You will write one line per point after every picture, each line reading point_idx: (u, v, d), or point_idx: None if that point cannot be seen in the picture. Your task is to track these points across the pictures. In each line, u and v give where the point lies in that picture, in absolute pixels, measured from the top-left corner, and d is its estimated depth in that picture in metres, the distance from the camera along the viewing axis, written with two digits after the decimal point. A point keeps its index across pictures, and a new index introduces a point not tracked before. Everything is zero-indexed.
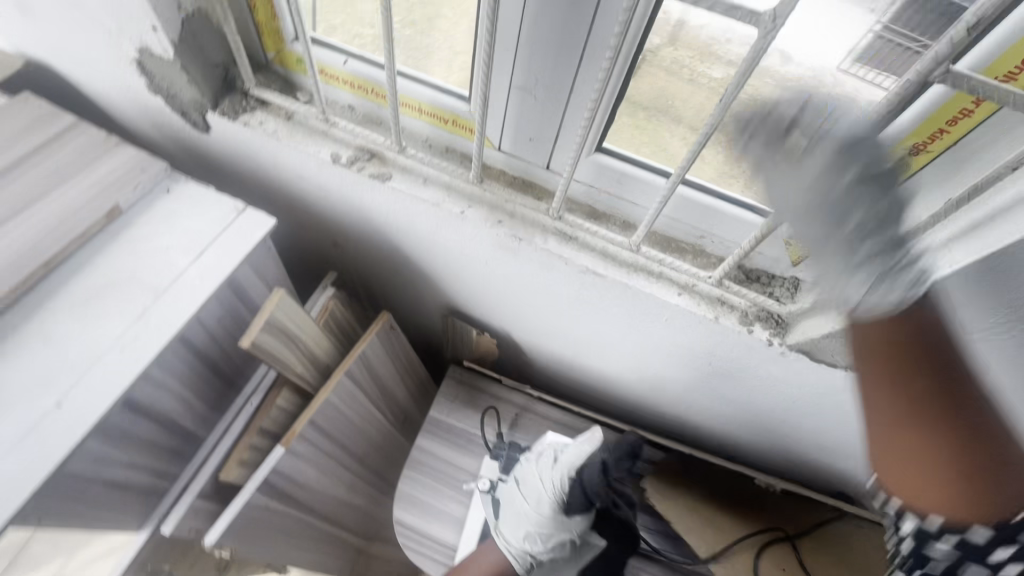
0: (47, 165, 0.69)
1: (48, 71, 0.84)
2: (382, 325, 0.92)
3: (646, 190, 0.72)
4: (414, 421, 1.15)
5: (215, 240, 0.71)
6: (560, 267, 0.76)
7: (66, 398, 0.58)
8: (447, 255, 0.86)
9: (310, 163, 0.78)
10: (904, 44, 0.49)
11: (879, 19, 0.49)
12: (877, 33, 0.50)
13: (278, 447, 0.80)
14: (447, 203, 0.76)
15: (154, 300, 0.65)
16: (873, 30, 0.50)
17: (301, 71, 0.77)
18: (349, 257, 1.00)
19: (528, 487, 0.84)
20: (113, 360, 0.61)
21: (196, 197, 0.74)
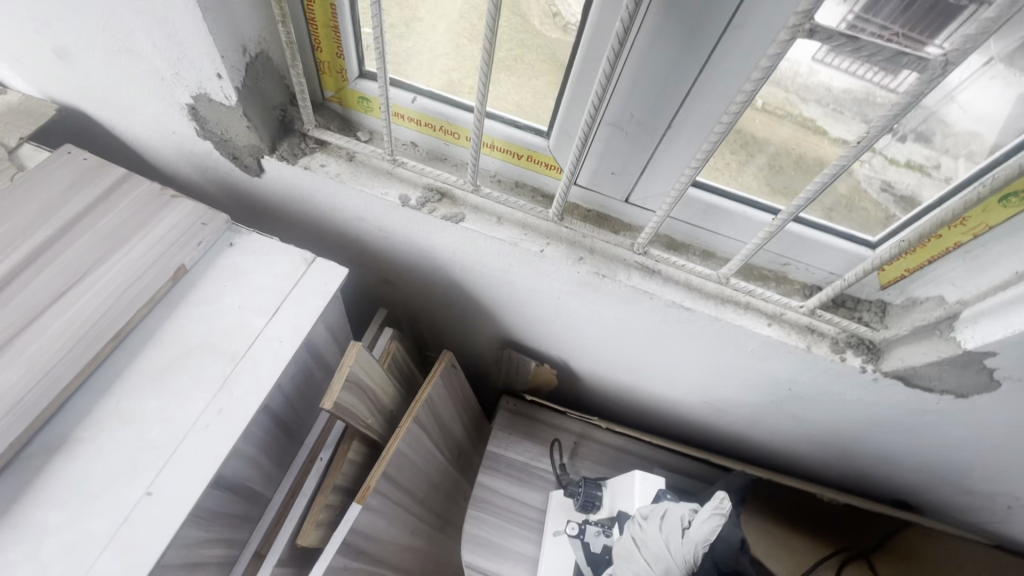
0: (103, 225, 0.64)
1: (81, 117, 0.78)
2: (445, 364, 0.90)
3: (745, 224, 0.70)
4: (468, 455, 1.12)
5: (288, 296, 0.66)
6: (644, 302, 0.74)
7: (156, 484, 0.53)
8: (515, 291, 0.83)
9: (376, 206, 0.74)
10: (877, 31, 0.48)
11: (852, 6, 0.47)
12: (849, 24, 0.48)
13: (355, 505, 0.76)
14: (525, 241, 0.72)
15: (234, 367, 0.61)
16: (846, 19, 0.48)
17: (365, 109, 0.73)
18: (400, 293, 0.96)
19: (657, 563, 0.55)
20: (201, 437, 0.56)
21: (262, 249, 0.69)
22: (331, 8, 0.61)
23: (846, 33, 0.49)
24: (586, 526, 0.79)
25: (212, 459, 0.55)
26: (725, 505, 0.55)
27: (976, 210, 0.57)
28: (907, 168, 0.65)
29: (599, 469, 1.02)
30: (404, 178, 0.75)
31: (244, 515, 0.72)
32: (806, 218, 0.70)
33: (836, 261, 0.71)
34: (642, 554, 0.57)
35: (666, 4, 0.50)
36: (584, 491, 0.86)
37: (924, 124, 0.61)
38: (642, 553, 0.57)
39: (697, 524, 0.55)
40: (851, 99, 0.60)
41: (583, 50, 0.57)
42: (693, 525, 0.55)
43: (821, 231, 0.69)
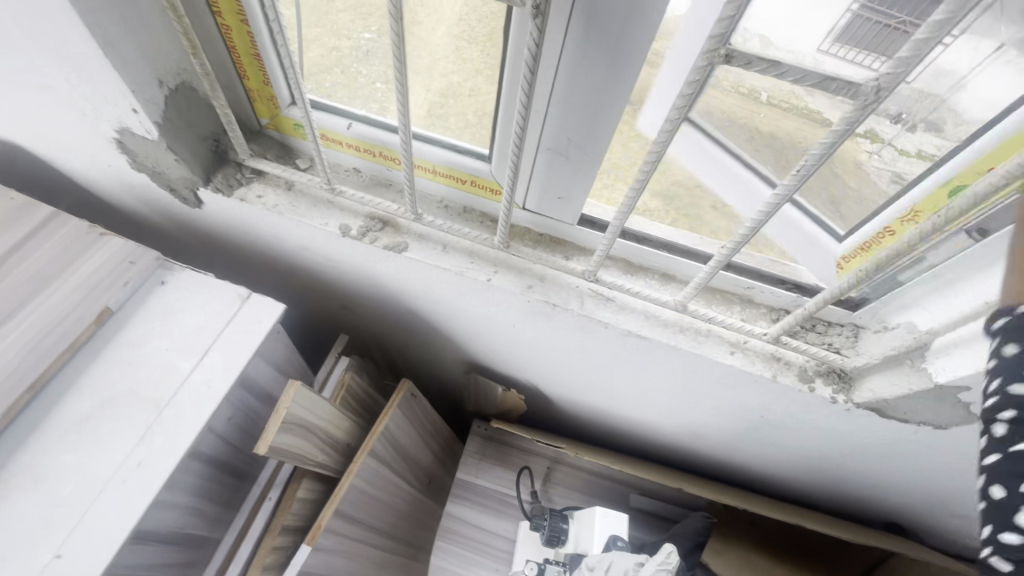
0: (25, 268, 0.62)
1: (18, 150, 0.76)
2: (404, 393, 0.87)
3: (718, 202, 0.65)
4: (440, 480, 1.09)
5: (220, 336, 0.64)
6: (599, 330, 0.70)
7: (67, 546, 0.51)
8: (469, 318, 0.79)
9: (317, 236, 0.72)
10: (881, 20, 0.42)
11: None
12: (855, 12, 0.43)
13: (305, 546, 0.73)
14: (471, 270, 0.69)
15: (158, 416, 0.58)
16: (850, 8, 0.43)
17: (301, 136, 0.70)
18: (360, 319, 0.93)
19: None
20: (119, 493, 0.54)
21: (195, 286, 0.67)
22: (250, 36, 0.58)
23: (851, 24, 0.44)
24: (547, 565, 0.75)
25: (128, 517, 0.53)
26: (671, 560, 0.51)
27: (927, 202, 0.52)
28: (918, 159, 0.53)
29: (573, 496, 0.99)
30: (345, 207, 0.72)
31: (186, 561, 0.69)
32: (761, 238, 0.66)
33: (809, 254, 0.66)
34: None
35: (584, 25, 0.46)
36: (549, 526, 0.81)
37: (935, 113, 0.49)
38: None
39: None
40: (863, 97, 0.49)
41: (508, 74, 0.53)
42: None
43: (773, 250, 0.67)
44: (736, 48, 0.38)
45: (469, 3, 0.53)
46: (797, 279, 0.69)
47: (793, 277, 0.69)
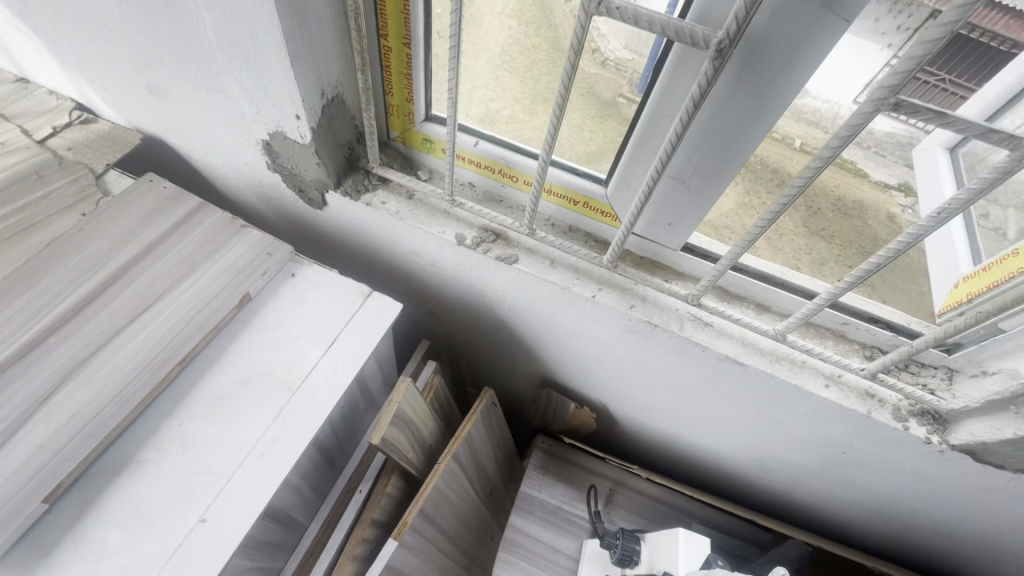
0: (177, 252, 0.67)
1: (162, 146, 0.84)
2: (485, 402, 0.90)
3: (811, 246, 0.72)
4: (500, 493, 1.11)
5: (344, 329, 0.68)
6: (695, 353, 0.72)
7: (211, 511, 0.54)
8: (560, 332, 0.83)
9: (432, 242, 0.76)
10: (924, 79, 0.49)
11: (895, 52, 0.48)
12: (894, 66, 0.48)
13: (391, 541, 0.76)
14: (578, 286, 0.72)
15: (290, 398, 0.62)
16: (890, 63, 0.48)
17: (426, 149, 0.75)
18: (444, 326, 0.97)
19: None
20: (255, 467, 0.57)
21: (322, 280, 0.72)
22: (407, 57, 0.64)
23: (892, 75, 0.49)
24: None
25: (264, 490, 0.56)
26: None
27: None
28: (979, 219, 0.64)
29: (634, 520, 0.99)
30: (460, 218, 0.76)
31: (282, 543, 0.72)
32: (844, 302, 0.72)
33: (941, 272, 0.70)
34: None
35: (738, 69, 0.50)
36: (622, 545, 0.83)
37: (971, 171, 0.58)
38: None
39: None
40: (895, 143, 0.62)
41: (651, 108, 0.57)
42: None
43: (856, 313, 0.72)
44: (905, 98, 0.41)
45: (516, 35, 0.62)
46: (890, 318, 0.71)
47: (886, 317, 0.71)
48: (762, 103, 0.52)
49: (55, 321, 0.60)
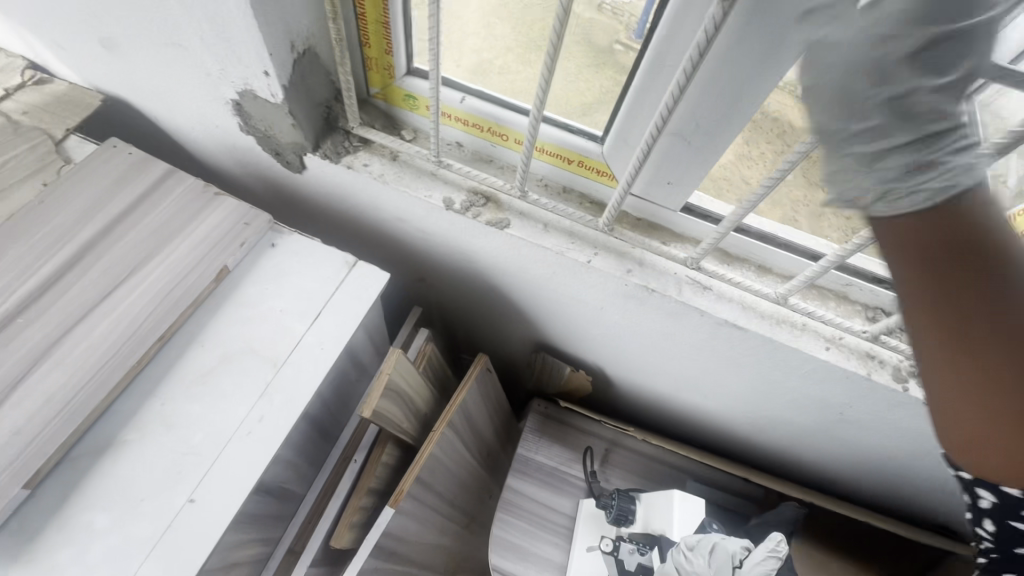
0: (147, 223, 0.64)
1: (125, 107, 0.78)
2: (480, 369, 0.89)
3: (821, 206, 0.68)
4: (497, 455, 1.11)
5: (329, 301, 0.65)
6: (693, 318, 0.70)
7: (200, 491, 0.53)
8: (553, 297, 0.81)
9: (418, 207, 0.72)
10: None
11: None
12: None
13: (388, 508, 0.76)
14: (572, 251, 0.69)
15: (275, 373, 0.60)
16: None
17: (409, 107, 0.70)
18: (435, 291, 0.95)
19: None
20: (243, 446, 0.56)
21: (304, 250, 0.68)
22: (383, 3, 0.59)
23: None
24: (621, 543, 0.77)
25: (252, 469, 0.55)
26: (782, 548, 0.53)
27: None
28: None
29: (629, 479, 1.01)
30: (448, 181, 0.72)
31: (279, 514, 0.72)
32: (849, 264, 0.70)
33: None
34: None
35: (749, 13, 0.46)
36: (617, 505, 0.84)
37: None
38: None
39: (749, 564, 0.53)
40: None
41: (651, 57, 0.53)
42: (749, 559, 0.53)
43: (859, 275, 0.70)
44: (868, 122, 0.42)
45: None
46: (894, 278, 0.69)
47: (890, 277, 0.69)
48: (774, 50, 0.47)
49: (22, 300, 0.57)
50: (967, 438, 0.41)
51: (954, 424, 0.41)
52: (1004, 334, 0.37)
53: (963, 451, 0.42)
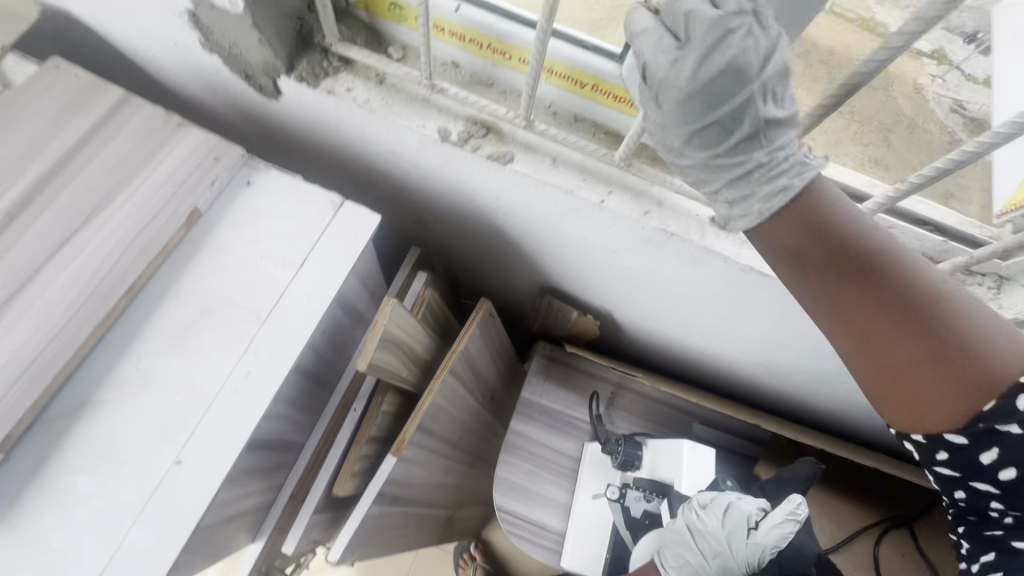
0: (103, 161, 0.56)
1: (70, 21, 0.68)
2: (482, 314, 0.84)
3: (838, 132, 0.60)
4: (501, 398, 1.10)
5: (314, 247, 0.59)
6: (716, 264, 0.64)
7: (185, 452, 0.50)
8: (561, 240, 0.75)
9: (410, 139, 0.64)
10: None
11: None
12: None
13: (390, 456, 0.74)
14: (584, 189, 0.62)
15: (259, 327, 0.55)
16: None
17: (395, 18, 0.60)
18: (433, 232, 0.88)
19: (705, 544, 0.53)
20: (229, 404, 0.52)
21: (284, 189, 0.61)
22: None
23: None
24: (627, 490, 0.76)
25: (240, 429, 0.51)
26: (802, 512, 0.50)
27: None
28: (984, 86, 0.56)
29: (634, 422, 1.00)
30: (443, 108, 0.63)
31: (277, 464, 0.70)
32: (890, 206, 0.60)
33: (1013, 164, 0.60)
34: (697, 544, 0.53)
35: None
36: (624, 450, 0.81)
37: None
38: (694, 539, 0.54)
39: (765, 528, 0.51)
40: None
41: None
42: (767, 520, 0.51)
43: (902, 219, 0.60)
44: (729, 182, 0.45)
45: None
46: (941, 221, 0.59)
47: (936, 219, 0.59)
48: None
49: None
50: (908, 405, 0.42)
51: (891, 396, 0.43)
52: (892, 304, 0.40)
53: (909, 414, 0.43)
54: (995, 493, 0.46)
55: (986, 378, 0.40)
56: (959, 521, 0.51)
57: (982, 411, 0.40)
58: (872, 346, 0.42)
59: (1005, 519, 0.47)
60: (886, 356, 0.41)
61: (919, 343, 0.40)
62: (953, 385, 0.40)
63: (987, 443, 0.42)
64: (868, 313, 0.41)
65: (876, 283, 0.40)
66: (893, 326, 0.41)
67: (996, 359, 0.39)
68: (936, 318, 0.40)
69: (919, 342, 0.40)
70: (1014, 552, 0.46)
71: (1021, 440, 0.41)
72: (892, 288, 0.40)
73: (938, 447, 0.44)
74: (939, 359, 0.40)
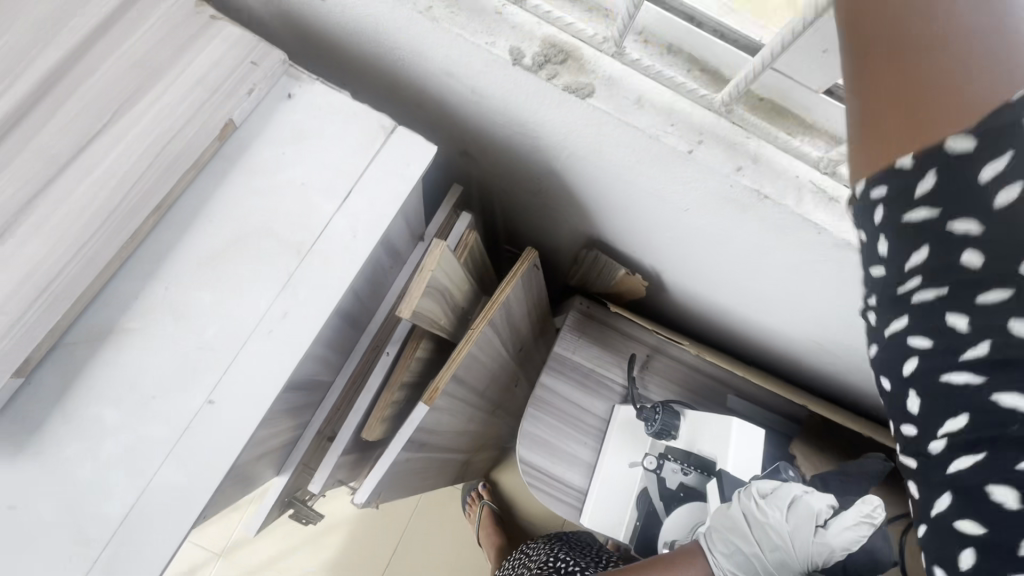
0: (126, 54, 0.49)
1: None
2: (528, 264, 0.78)
3: None
4: (530, 349, 1.06)
5: (362, 178, 0.52)
6: (807, 235, 0.57)
7: (218, 392, 0.46)
8: (627, 191, 0.67)
9: (475, 60, 0.56)
10: None
11: None
12: None
13: (422, 405, 0.71)
14: (672, 136, 0.54)
15: (299, 262, 0.49)
16: None
17: None
18: (480, 170, 0.81)
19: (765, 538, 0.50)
20: (265, 345, 0.47)
21: (329, 107, 0.54)
22: None
23: None
24: (665, 461, 0.74)
25: (277, 372, 0.47)
26: (879, 514, 0.47)
27: None
28: None
29: (668, 388, 0.96)
30: (516, 24, 0.54)
31: (307, 403, 0.67)
32: None
33: None
34: (753, 534, 0.50)
35: None
36: (661, 419, 0.78)
37: None
38: (752, 531, 0.51)
39: (837, 528, 0.48)
40: None
41: None
42: (838, 518, 0.48)
43: None
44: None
45: None
46: None
47: None
48: None
49: None
50: (893, 137, 0.27)
51: (873, 123, 0.28)
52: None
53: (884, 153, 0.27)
54: (939, 333, 0.28)
55: (973, 90, 0.24)
56: (898, 396, 0.31)
57: (951, 136, 0.25)
58: (870, 47, 0.27)
59: (938, 370, 0.28)
60: (894, 11, 0.26)
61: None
62: (935, 101, 0.25)
63: (936, 165, 0.26)
64: None
65: None
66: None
67: (994, 69, 0.24)
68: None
69: (900, 17, 0.26)
70: (973, 434, 0.27)
71: (953, 175, 0.26)
72: None
73: (911, 231, 0.28)
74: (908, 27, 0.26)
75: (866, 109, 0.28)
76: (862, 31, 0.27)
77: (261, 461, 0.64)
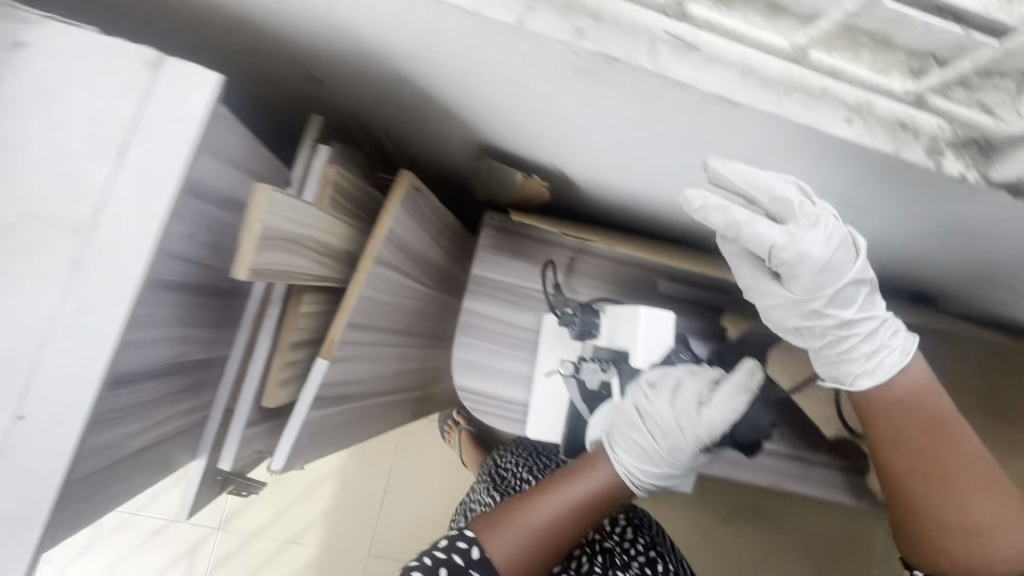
0: None
1: None
2: (404, 191, 0.70)
3: None
4: (453, 274, 1.01)
5: (132, 129, 0.44)
6: (671, 96, 0.51)
7: (25, 405, 0.41)
8: (482, 84, 0.59)
9: None
10: None
11: None
12: None
13: (320, 361, 0.67)
14: (490, 7, 0.45)
15: (82, 243, 0.43)
16: None
17: None
18: (332, 92, 0.71)
19: (654, 425, 0.54)
20: (66, 344, 0.42)
21: (76, 49, 0.44)
22: None
23: None
24: (583, 363, 0.71)
25: (87, 370, 0.42)
26: (753, 382, 0.51)
27: None
28: None
29: (595, 286, 0.93)
30: None
31: (193, 383, 0.63)
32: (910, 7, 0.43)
33: None
34: (645, 425, 0.54)
35: None
36: (579, 320, 0.76)
37: None
38: (643, 421, 0.54)
39: (716, 402, 0.52)
40: None
41: None
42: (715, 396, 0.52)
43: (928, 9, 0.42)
44: None
45: None
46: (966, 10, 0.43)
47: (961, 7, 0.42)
48: None
49: None
50: (931, 541, 0.52)
51: (920, 517, 0.53)
52: (967, 458, 0.52)
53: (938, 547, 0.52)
54: None
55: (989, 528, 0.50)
56: None
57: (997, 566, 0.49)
58: (929, 462, 0.52)
59: None
60: (926, 461, 0.52)
61: (952, 457, 0.52)
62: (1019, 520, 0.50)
63: None
64: (904, 441, 0.53)
65: (935, 429, 0.53)
66: (926, 441, 0.53)
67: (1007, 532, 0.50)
68: (948, 442, 0.52)
69: (966, 465, 0.52)
70: None
71: None
72: (955, 433, 0.52)
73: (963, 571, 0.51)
74: (977, 463, 0.52)
75: (975, 507, 0.50)
76: (921, 429, 0.53)
77: (158, 451, 0.62)
